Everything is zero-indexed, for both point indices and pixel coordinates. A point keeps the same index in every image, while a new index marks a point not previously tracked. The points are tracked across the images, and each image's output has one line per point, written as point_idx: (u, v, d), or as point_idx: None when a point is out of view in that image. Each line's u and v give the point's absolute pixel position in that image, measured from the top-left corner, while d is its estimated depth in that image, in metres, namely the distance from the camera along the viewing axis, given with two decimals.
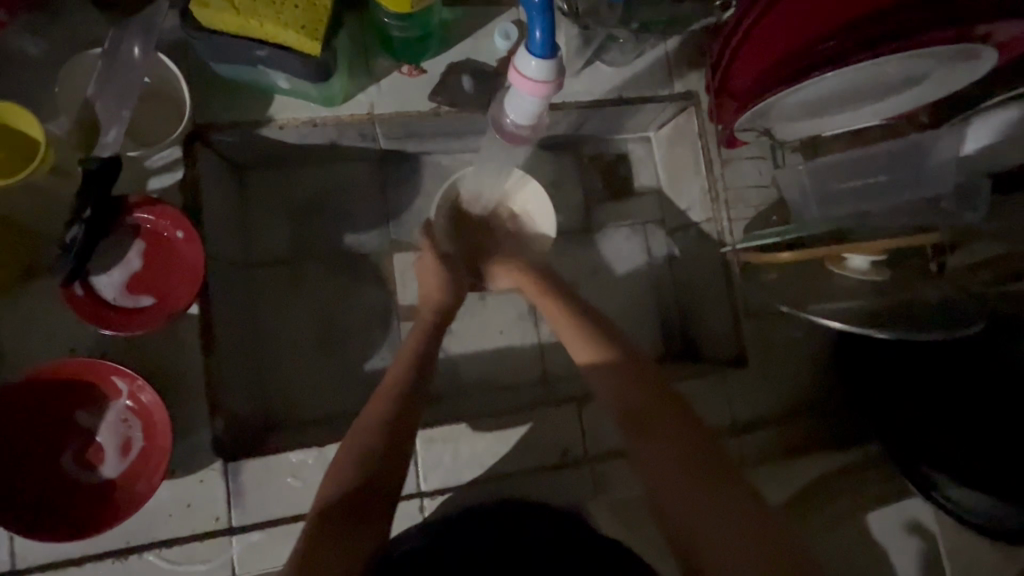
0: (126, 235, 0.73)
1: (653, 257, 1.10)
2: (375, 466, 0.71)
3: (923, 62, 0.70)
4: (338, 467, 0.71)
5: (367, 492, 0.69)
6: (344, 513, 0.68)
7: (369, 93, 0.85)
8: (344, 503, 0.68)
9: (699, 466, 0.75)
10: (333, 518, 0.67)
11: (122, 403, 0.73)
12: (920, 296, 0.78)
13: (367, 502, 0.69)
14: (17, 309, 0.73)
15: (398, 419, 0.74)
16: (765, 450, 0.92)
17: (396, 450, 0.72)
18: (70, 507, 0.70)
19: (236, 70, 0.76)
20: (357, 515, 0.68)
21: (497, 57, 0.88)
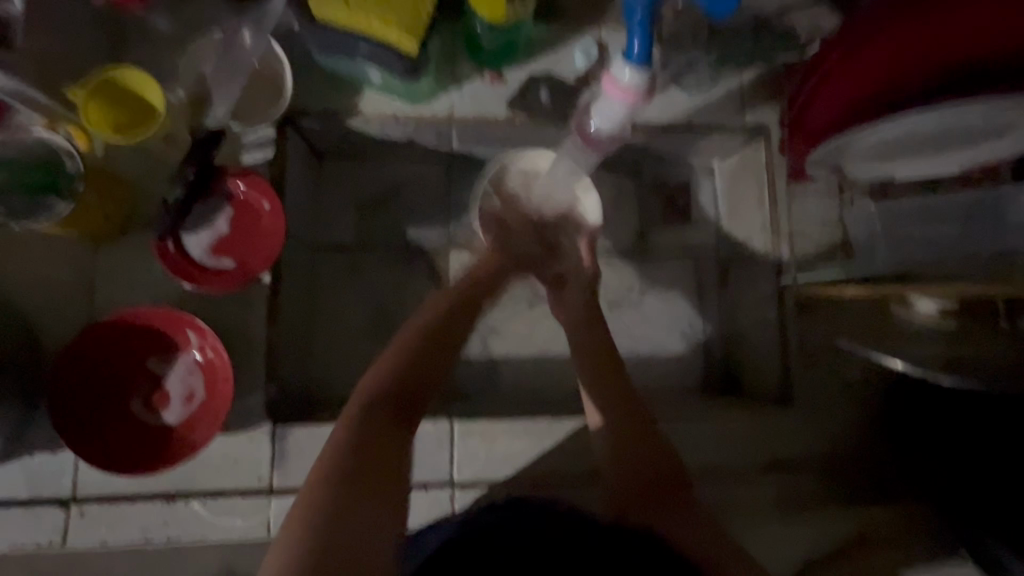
0: (216, 201, 0.79)
1: (704, 289, 1.08)
2: (411, 378, 0.72)
3: (1012, 117, 0.66)
4: (377, 370, 0.71)
5: (409, 395, 0.70)
6: (380, 421, 0.66)
7: (451, 96, 0.91)
8: (389, 399, 0.68)
9: (681, 509, 0.74)
10: (382, 413, 0.67)
11: (192, 355, 0.78)
12: (990, 356, 0.73)
13: (410, 402, 0.70)
14: (114, 256, 0.80)
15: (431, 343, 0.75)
16: (798, 493, 0.89)
17: (432, 357, 0.74)
18: (134, 446, 0.75)
19: (334, 62, 0.82)
20: (393, 420, 0.67)
21: (576, 74, 0.92)
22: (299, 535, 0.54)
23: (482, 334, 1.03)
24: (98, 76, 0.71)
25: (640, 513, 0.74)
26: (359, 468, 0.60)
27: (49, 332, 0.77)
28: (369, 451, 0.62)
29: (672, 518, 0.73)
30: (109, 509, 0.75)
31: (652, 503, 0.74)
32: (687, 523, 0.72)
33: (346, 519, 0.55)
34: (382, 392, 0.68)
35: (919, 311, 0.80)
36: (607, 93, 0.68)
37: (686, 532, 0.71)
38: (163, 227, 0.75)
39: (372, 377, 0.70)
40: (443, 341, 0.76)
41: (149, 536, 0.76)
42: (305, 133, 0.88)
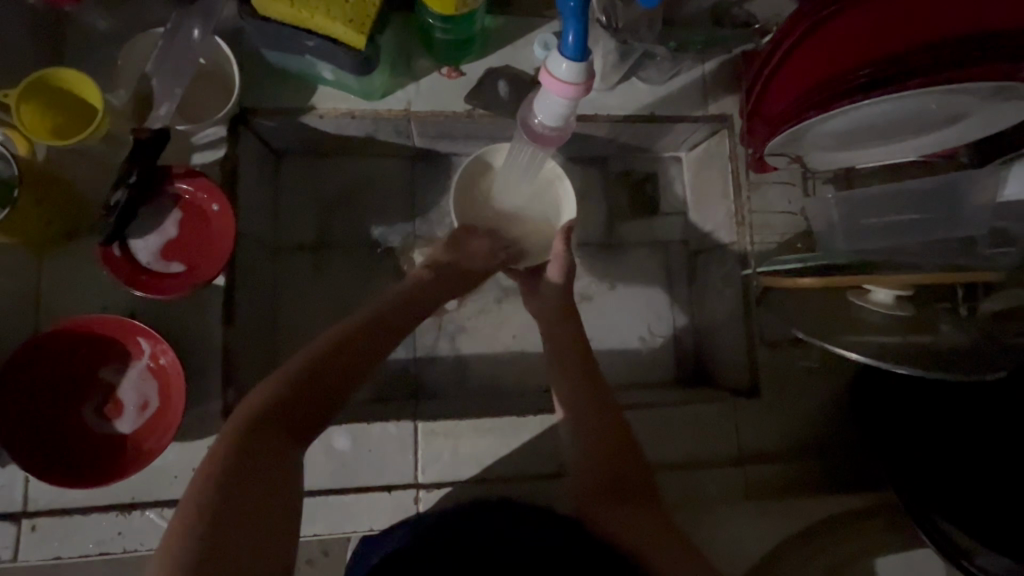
0: (164, 205, 0.77)
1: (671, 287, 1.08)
2: (317, 380, 0.64)
3: (964, 100, 0.68)
4: (269, 385, 0.62)
5: (306, 408, 0.62)
6: (275, 437, 0.58)
7: (408, 91, 0.89)
8: (293, 406, 0.61)
9: (646, 508, 0.74)
10: (264, 437, 0.57)
11: (145, 362, 0.76)
12: (944, 337, 0.74)
13: (310, 421, 0.62)
14: (61, 262, 0.77)
15: (345, 351, 0.68)
16: (766, 481, 0.89)
17: (345, 360, 0.67)
18: (85, 458, 0.73)
19: (284, 58, 0.80)
20: (286, 436, 0.59)
21: (535, 66, 0.90)
22: (171, 566, 0.47)
23: (450, 332, 1.02)
24: (31, 75, 0.68)
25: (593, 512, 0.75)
26: (246, 493, 0.53)
27: None
28: (234, 491, 0.52)
29: (626, 516, 0.73)
30: (61, 522, 0.73)
31: (610, 498, 0.75)
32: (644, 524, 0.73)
33: (223, 533, 0.49)
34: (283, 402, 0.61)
35: (876, 300, 0.79)
36: (546, 87, 0.63)
37: (644, 529, 0.72)
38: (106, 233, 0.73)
39: (264, 390, 0.61)
40: (363, 353, 0.70)
41: (105, 548, 0.74)
42: (258, 132, 0.86)
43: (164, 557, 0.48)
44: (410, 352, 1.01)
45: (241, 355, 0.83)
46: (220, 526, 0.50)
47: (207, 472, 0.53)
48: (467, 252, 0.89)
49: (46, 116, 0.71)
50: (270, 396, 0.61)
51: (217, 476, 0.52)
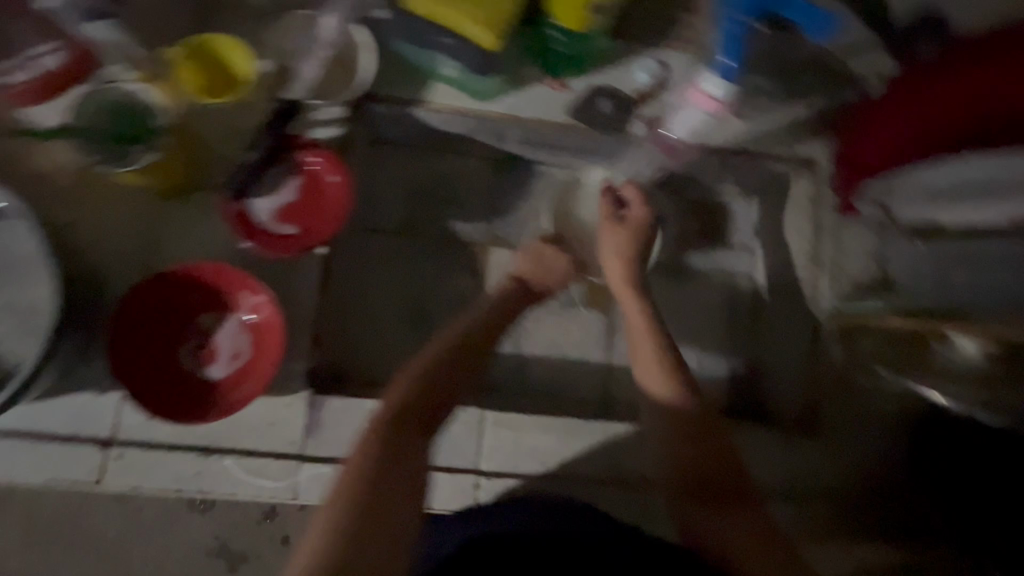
0: (286, 170, 0.81)
1: (732, 321, 1.05)
2: (433, 387, 0.73)
3: None
4: (394, 391, 0.72)
5: (426, 416, 0.72)
6: (406, 436, 0.68)
7: (515, 97, 0.93)
8: (405, 421, 0.69)
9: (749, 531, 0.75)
10: (401, 428, 0.69)
11: (243, 315, 0.80)
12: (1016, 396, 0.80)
13: (431, 421, 0.72)
14: (178, 210, 0.81)
15: (442, 374, 0.75)
16: (832, 522, 0.90)
17: (455, 374, 0.75)
18: (179, 396, 0.77)
19: (413, 51, 0.86)
20: (412, 433, 0.69)
21: (636, 88, 0.95)
22: (323, 552, 0.58)
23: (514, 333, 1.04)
24: (193, 39, 0.76)
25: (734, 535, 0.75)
26: (385, 493, 0.63)
27: (107, 278, 0.79)
28: (381, 483, 0.63)
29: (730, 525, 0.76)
30: (145, 456, 0.77)
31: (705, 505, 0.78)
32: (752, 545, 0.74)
33: (369, 528, 0.60)
34: (402, 419, 0.70)
35: (961, 350, 0.83)
36: (691, 100, 0.84)
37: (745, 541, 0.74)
38: (235, 186, 0.79)
39: (395, 393, 0.72)
40: (454, 374, 0.75)
41: (182, 486, 0.77)
42: (370, 116, 0.91)
43: (311, 546, 0.58)
44: None
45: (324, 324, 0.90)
46: (365, 519, 0.61)
47: (358, 465, 0.65)
48: (546, 268, 0.90)
49: (197, 76, 0.76)
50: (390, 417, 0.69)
51: (367, 477, 0.63)
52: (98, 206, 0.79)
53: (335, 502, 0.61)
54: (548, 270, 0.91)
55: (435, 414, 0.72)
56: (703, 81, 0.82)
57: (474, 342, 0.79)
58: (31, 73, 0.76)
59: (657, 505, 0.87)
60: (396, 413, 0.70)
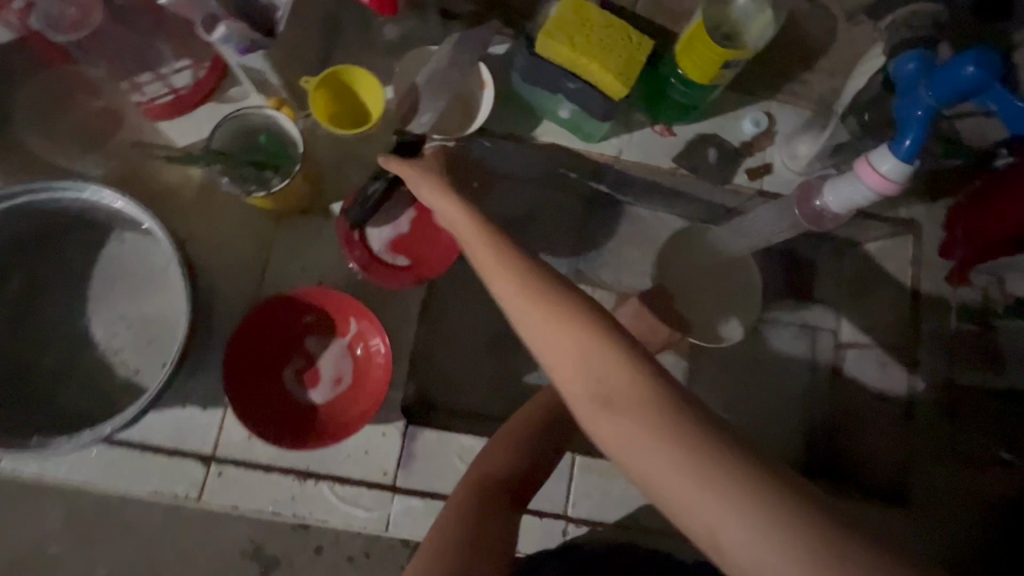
0: (402, 203, 0.82)
1: (818, 402, 0.99)
2: (528, 448, 0.69)
3: None
4: (496, 451, 0.68)
5: (523, 481, 0.68)
6: (498, 497, 0.64)
7: (621, 140, 0.94)
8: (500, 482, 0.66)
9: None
10: (497, 491, 0.65)
11: (349, 341, 0.81)
12: None
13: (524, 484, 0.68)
14: (293, 232, 0.82)
15: (540, 432, 0.70)
16: None
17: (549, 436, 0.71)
18: (283, 418, 0.77)
19: (531, 91, 0.87)
20: (506, 496, 0.65)
21: (741, 139, 0.95)
22: None
23: None
24: (329, 70, 0.76)
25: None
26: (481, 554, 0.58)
27: (221, 293, 0.80)
28: (475, 546, 0.58)
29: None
30: (245, 476, 0.77)
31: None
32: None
33: None
34: (498, 481, 0.65)
35: None
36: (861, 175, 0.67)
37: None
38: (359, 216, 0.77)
39: (495, 453, 0.68)
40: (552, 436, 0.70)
41: (278, 509, 0.77)
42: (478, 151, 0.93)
43: None
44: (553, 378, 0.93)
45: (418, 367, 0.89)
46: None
47: (451, 521, 0.60)
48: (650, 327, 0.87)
49: (326, 107, 0.77)
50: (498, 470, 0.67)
51: (460, 535, 0.59)
52: (219, 224, 0.81)
53: (430, 559, 0.56)
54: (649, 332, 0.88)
55: (530, 478, 0.69)
56: (872, 154, 0.66)
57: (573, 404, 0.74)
58: (173, 91, 0.79)
59: None
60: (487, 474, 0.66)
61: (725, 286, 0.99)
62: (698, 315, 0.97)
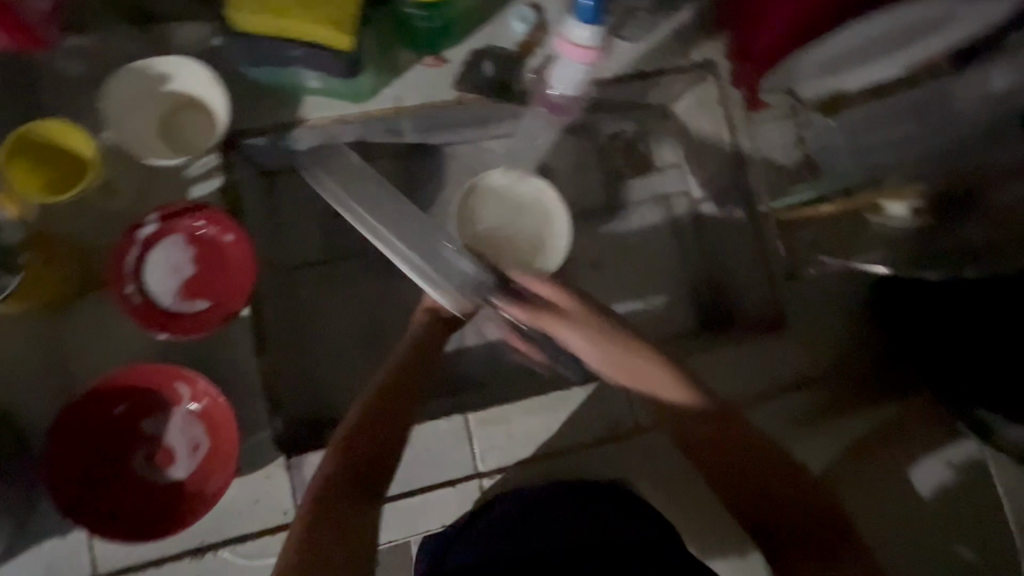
0: (176, 242, 0.74)
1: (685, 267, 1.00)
2: (364, 432, 0.66)
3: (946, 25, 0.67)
4: (333, 451, 0.65)
5: (368, 467, 0.64)
6: (344, 496, 0.63)
7: (396, 88, 0.88)
8: (337, 487, 0.63)
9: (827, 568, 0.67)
10: (342, 489, 0.63)
11: (186, 406, 0.75)
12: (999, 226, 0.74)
13: (373, 470, 0.65)
14: (74, 319, 0.74)
15: (377, 416, 0.66)
16: (827, 405, 0.95)
17: (386, 414, 0.66)
18: (146, 510, 0.72)
19: (266, 73, 0.78)
20: (350, 490, 0.63)
21: (516, 42, 0.89)
22: None
23: None
24: (13, 135, 0.66)
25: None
26: (327, 556, 0.59)
27: (25, 414, 0.73)
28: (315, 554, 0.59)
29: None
30: None
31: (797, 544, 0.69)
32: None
33: None
34: (336, 476, 0.63)
35: (894, 216, 0.81)
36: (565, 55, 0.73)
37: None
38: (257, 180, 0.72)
39: (332, 449, 0.65)
40: (392, 418, 0.66)
41: None
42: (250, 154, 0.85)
43: None
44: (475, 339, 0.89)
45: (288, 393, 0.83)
46: None
47: (295, 534, 0.60)
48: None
49: (39, 173, 0.69)
50: (330, 475, 0.63)
51: (297, 549, 0.59)
52: None
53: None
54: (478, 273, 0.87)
55: (380, 463, 0.65)
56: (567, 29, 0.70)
57: (412, 368, 0.71)
58: None
59: (660, 446, 0.89)
60: (327, 483, 0.63)
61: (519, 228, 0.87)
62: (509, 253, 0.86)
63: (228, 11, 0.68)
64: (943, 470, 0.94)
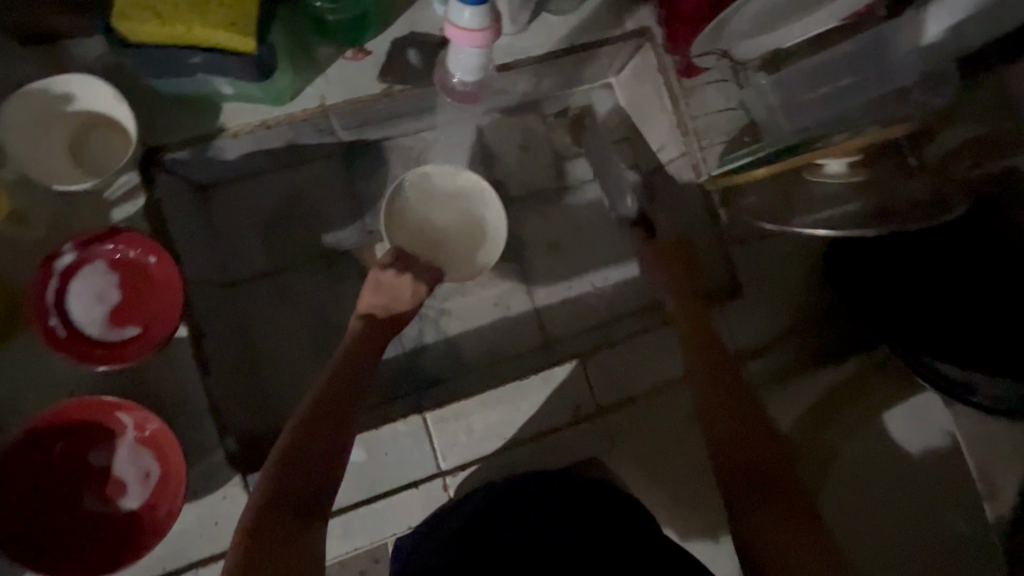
0: (98, 269, 0.72)
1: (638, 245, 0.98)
2: (301, 447, 0.65)
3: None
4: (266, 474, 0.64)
5: (304, 484, 0.64)
6: (278, 515, 0.61)
7: (317, 85, 0.84)
8: (279, 505, 0.61)
9: (756, 460, 0.73)
10: (279, 508, 0.61)
11: (129, 436, 0.73)
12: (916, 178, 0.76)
13: (311, 487, 0.64)
14: (7, 359, 0.73)
15: (317, 428, 0.67)
16: (793, 365, 0.92)
17: (323, 426, 0.68)
18: (99, 546, 0.71)
19: (173, 82, 0.75)
20: (289, 509, 0.61)
21: (440, 25, 0.86)
22: None
23: (432, 317, 1.01)
24: None
25: (784, 516, 0.67)
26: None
27: None
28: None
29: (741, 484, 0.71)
30: None
31: (727, 447, 0.75)
32: (774, 515, 0.67)
33: None
34: (273, 495, 0.62)
35: (831, 173, 0.79)
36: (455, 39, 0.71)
37: (744, 481, 0.71)
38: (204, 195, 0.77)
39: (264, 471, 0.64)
40: (335, 429, 0.68)
41: None
42: (173, 169, 0.82)
43: None
44: (433, 330, 1.01)
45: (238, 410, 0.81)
46: None
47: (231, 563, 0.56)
48: (392, 293, 0.83)
49: None
50: (262, 504, 0.61)
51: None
52: None
53: None
54: (417, 270, 0.85)
55: (319, 477, 0.65)
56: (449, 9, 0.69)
57: (349, 382, 0.73)
58: None
59: (625, 425, 0.89)
60: (260, 511, 0.60)
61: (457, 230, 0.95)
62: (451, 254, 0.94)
63: (115, 22, 0.65)
64: (914, 432, 0.91)
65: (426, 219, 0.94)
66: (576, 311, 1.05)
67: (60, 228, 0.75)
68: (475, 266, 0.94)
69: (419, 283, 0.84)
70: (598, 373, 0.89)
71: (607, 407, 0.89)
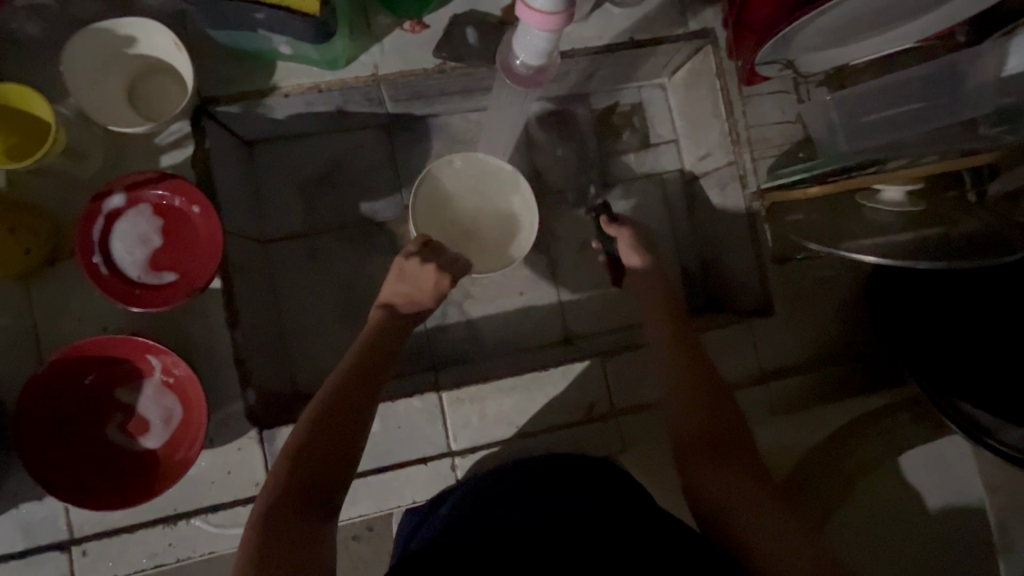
0: (144, 211, 0.73)
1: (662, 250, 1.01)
2: (324, 417, 0.66)
3: (942, 15, 0.74)
4: (293, 436, 0.65)
5: (326, 452, 0.64)
6: (308, 480, 0.62)
7: (372, 54, 0.84)
8: (303, 471, 0.62)
9: (735, 462, 0.68)
10: (302, 478, 0.62)
11: (158, 377, 0.75)
12: (976, 215, 0.74)
13: (334, 459, 0.64)
14: (48, 289, 0.75)
15: (334, 415, 0.66)
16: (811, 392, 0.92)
17: (355, 396, 0.68)
18: (117, 480, 0.73)
19: (233, 36, 0.75)
20: (315, 475, 0.63)
21: (501, 6, 0.86)
22: None
23: (457, 298, 1.01)
24: None
25: (770, 518, 0.62)
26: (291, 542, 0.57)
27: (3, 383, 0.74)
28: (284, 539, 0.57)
29: (729, 490, 0.66)
30: (111, 543, 0.75)
31: (706, 454, 0.70)
32: (763, 518, 0.62)
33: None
34: (297, 460, 0.63)
35: (887, 201, 0.77)
36: (525, 21, 0.69)
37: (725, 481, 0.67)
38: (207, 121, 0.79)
39: (291, 438, 0.65)
40: (353, 411, 0.67)
41: (159, 559, 0.76)
42: (221, 122, 0.82)
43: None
44: (456, 311, 1.01)
45: (258, 364, 0.83)
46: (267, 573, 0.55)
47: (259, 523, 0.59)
48: (414, 283, 0.82)
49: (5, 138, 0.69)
50: (284, 479, 0.62)
51: (263, 534, 0.58)
52: None
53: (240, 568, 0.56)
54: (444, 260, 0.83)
55: (333, 448, 0.64)
56: None
57: (381, 360, 0.73)
58: None
59: (637, 428, 0.89)
60: (290, 476, 0.62)
61: (491, 220, 0.95)
62: (483, 247, 0.94)
63: None
64: (932, 475, 0.90)
65: (466, 198, 0.94)
66: (601, 310, 1.04)
67: (111, 169, 0.78)
68: (506, 257, 0.93)
69: (441, 274, 0.81)
70: (616, 373, 0.89)
71: (624, 409, 0.89)
